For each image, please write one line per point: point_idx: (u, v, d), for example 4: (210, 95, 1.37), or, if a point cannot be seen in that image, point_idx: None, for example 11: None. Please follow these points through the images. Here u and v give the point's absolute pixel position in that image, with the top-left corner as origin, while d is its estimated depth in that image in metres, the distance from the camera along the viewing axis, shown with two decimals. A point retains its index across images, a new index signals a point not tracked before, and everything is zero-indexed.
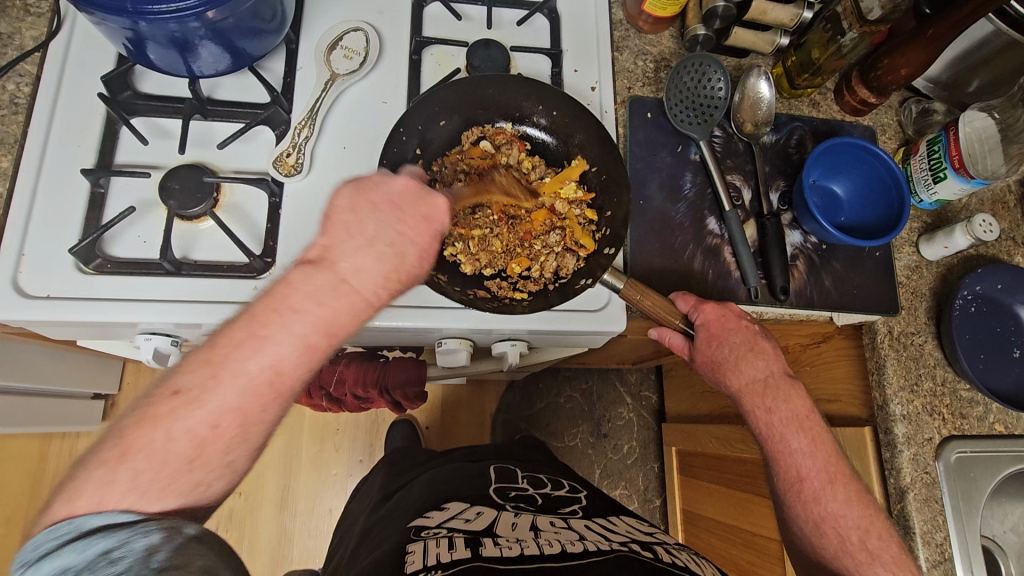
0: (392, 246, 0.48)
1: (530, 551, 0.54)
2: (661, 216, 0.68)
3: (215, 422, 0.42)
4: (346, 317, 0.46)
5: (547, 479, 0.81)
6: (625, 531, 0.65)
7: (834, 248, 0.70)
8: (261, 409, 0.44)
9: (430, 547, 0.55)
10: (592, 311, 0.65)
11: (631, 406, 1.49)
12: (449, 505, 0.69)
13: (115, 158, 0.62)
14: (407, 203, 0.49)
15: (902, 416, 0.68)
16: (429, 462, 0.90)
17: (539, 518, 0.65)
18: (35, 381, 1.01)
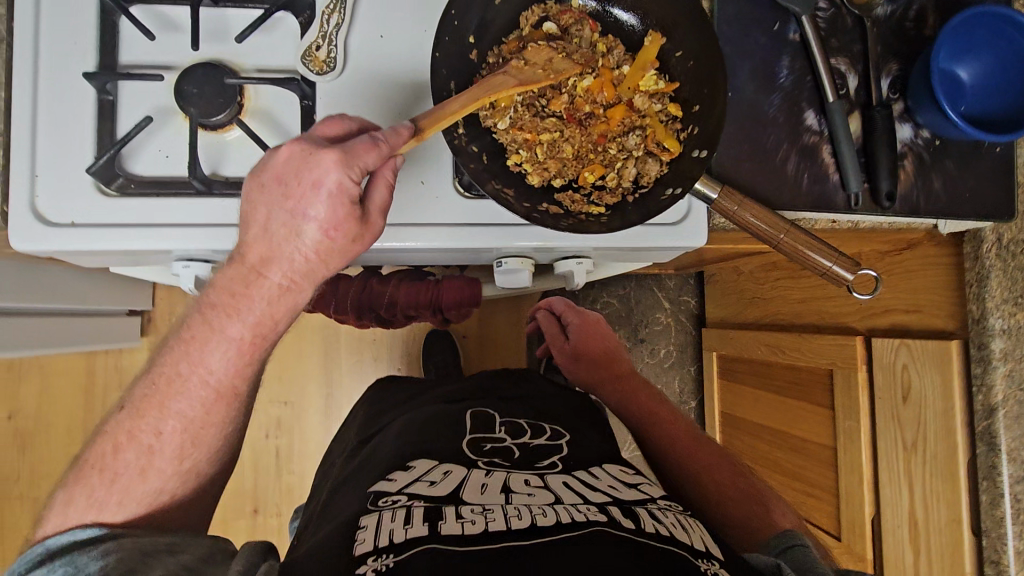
0: (285, 228, 0.47)
1: (497, 526, 0.51)
2: (751, 111, 0.59)
3: (160, 432, 0.51)
4: (273, 308, 0.50)
5: (526, 424, 0.78)
6: (608, 486, 0.63)
7: (947, 144, 0.61)
8: (206, 417, 0.53)
9: (385, 522, 0.52)
10: (670, 225, 0.59)
11: (669, 310, 1.45)
12: (415, 463, 0.66)
13: (119, 58, 0.53)
14: (290, 173, 0.46)
15: (1001, 331, 0.63)
16: (403, 405, 0.88)
17: (514, 476, 0.64)
18: (66, 302, 0.98)
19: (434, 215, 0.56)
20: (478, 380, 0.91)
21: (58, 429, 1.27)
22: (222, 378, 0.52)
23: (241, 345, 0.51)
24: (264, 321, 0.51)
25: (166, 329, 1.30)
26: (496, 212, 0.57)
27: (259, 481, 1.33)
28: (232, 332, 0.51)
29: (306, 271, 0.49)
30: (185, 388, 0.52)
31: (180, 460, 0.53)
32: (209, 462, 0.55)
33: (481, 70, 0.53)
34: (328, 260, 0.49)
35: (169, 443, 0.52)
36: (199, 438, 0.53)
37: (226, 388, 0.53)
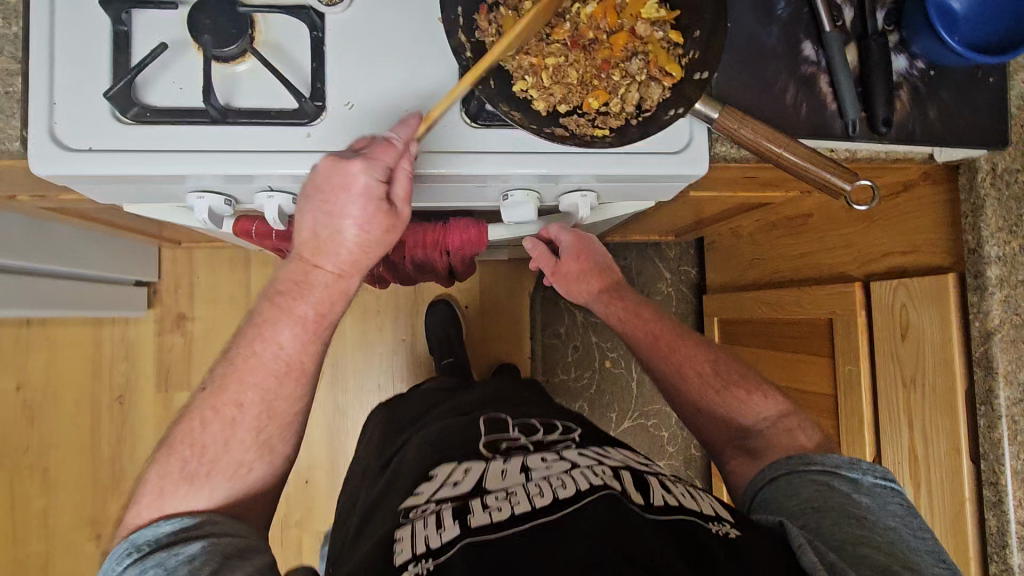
0: (328, 230, 0.55)
1: (523, 509, 0.57)
2: (750, 42, 0.60)
3: (240, 404, 0.58)
4: (329, 288, 0.59)
5: (538, 424, 0.80)
6: (620, 460, 0.69)
7: (942, 75, 0.62)
8: (283, 390, 0.59)
9: (419, 529, 0.57)
10: (672, 153, 0.60)
11: (671, 282, 1.46)
12: (437, 470, 0.69)
13: None
14: (322, 186, 0.52)
15: (996, 258, 0.65)
16: (414, 424, 0.90)
17: (530, 458, 0.68)
18: (74, 266, 1.00)
19: (443, 143, 0.57)
20: (489, 394, 0.94)
21: (68, 401, 1.29)
22: (291, 352, 0.59)
23: (304, 322, 0.59)
24: (318, 305, 0.59)
25: (173, 301, 1.31)
26: (501, 141, 0.58)
27: None
28: (298, 312, 0.58)
29: (354, 260, 0.58)
30: (259, 373, 0.58)
31: (258, 431, 0.59)
32: (285, 433, 0.61)
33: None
34: (371, 248, 0.57)
35: (248, 415, 0.58)
36: (274, 409, 0.59)
37: (297, 364, 0.60)
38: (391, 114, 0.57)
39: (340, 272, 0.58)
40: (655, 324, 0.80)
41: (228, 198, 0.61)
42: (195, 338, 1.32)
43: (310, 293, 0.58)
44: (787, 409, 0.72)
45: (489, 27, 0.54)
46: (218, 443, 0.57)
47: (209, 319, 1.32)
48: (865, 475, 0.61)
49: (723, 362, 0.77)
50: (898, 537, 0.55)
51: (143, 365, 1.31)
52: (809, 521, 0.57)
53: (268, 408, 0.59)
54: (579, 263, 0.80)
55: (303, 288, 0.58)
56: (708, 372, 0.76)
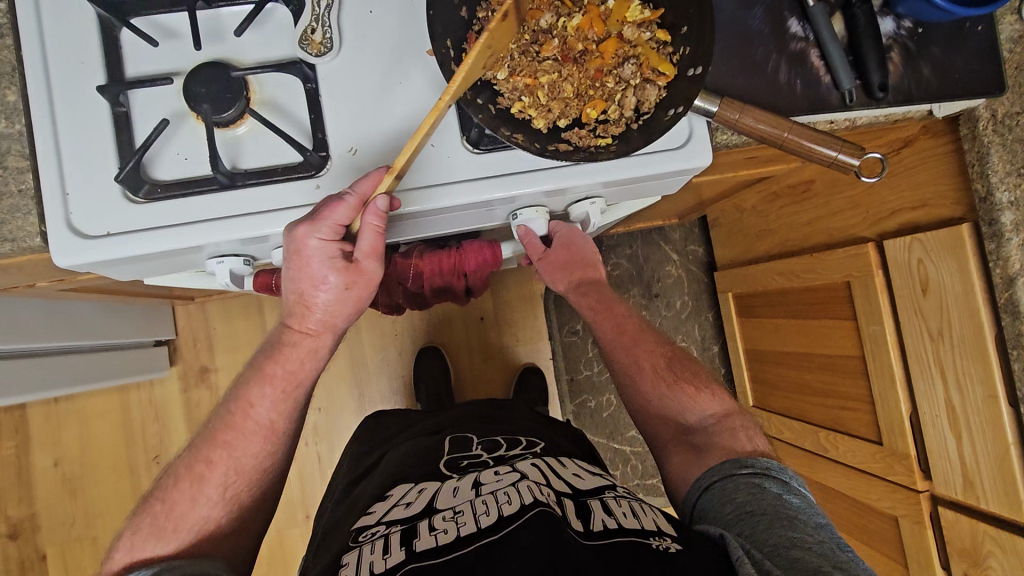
0: (299, 293, 0.60)
1: (468, 529, 0.58)
2: (736, 27, 0.61)
3: (210, 461, 0.62)
4: (303, 348, 0.63)
5: (502, 441, 0.83)
6: (573, 474, 0.70)
7: (930, 31, 0.62)
8: (252, 449, 0.63)
9: (365, 555, 0.58)
10: (675, 149, 0.60)
11: (679, 263, 1.47)
12: (393, 491, 0.71)
13: (125, 70, 0.55)
14: (285, 252, 0.56)
15: (1009, 203, 0.65)
16: (394, 437, 0.92)
17: (482, 473, 0.70)
18: (98, 337, 1.01)
19: (452, 174, 0.58)
20: (480, 412, 0.94)
21: (107, 467, 1.30)
22: (263, 415, 0.63)
23: (277, 386, 0.63)
24: (297, 365, 0.63)
25: (194, 355, 1.32)
26: (507, 163, 0.59)
27: (307, 487, 1.36)
28: (271, 374, 0.63)
29: (326, 318, 0.62)
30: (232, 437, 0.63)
31: (224, 489, 0.62)
32: (263, 476, 0.65)
33: (473, 25, 0.54)
34: (342, 303, 0.61)
35: (215, 474, 0.62)
36: (241, 470, 0.63)
37: (268, 425, 0.64)
38: (395, 151, 0.57)
39: (318, 327, 0.63)
40: (624, 323, 0.74)
41: (246, 258, 0.61)
42: (220, 388, 1.33)
43: (287, 355, 0.63)
44: (731, 408, 0.71)
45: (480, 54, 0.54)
46: (188, 501, 0.61)
47: (231, 368, 1.33)
48: (792, 479, 0.62)
49: (679, 361, 0.74)
50: (826, 535, 0.54)
51: (173, 422, 1.32)
52: (747, 528, 0.56)
53: (238, 469, 0.63)
54: (571, 260, 0.70)
55: (286, 351, 0.63)
56: (666, 373, 0.73)
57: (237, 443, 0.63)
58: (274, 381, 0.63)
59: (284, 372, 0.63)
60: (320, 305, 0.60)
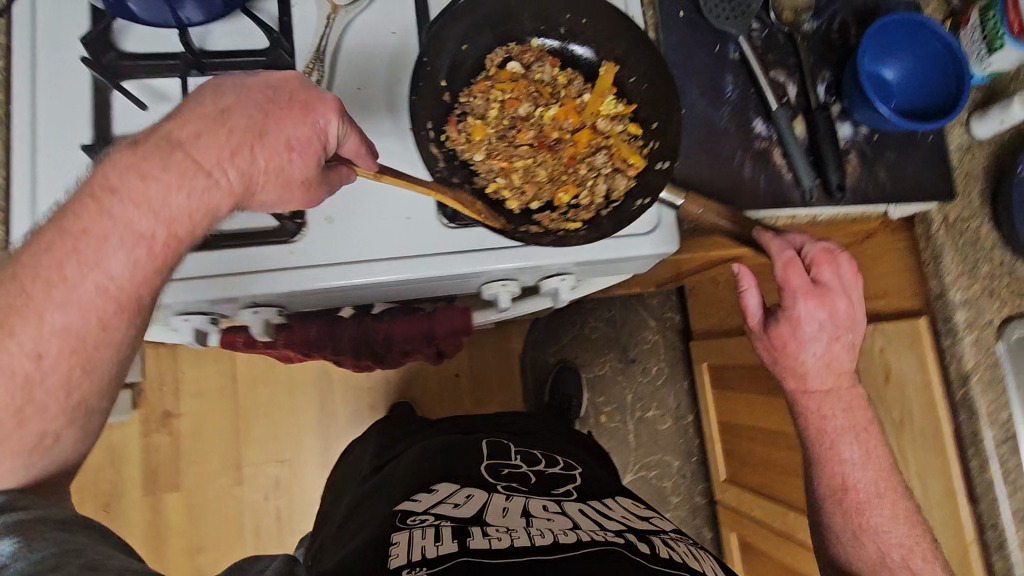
0: (247, 120, 0.46)
1: (521, 543, 0.58)
2: (706, 124, 0.64)
3: (39, 351, 0.40)
4: (201, 212, 0.45)
5: (541, 457, 0.83)
6: (622, 517, 0.69)
7: (886, 137, 0.67)
8: (96, 339, 0.42)
9: (416, 539, 0.59)
10: (643, 234, 0.63)
11: (656, 328, 1.49)
12: (438, 486, 0.72)
13: (114, 129, 0.56)
14: (282, 93, 0.48)
15: (961, 302, 0.68)
16: (410, 440, 0.91)
17: (532, 502, 0.70)
18: None
19: (426, 246, 0.59)
20: (494, 424, 0.93)
21: None
22: (121, 284, 0.42)
23: (148, 239, 0.43)
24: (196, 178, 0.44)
25: (158, 397, 1.29)
26: (477, 240, 0.60)
27: (265, 544, 1.29)
28: (138, 224, 0.42)
29: (247, 180, 0.46)
30: (63, 243, 0.41)
31: (67, 392, 0.41)
32: (102, 398, 0.44)
33: (455, 109, 0.57)
34: (271, 188, 0.48)
35: (52, 373, 0.40)
36: (90, 363, 0.42)
37: (124, 292, 0.43)
38: (373, 222, 0.59)
39: (234, 187, 0.46)
40: (813, 346, 0.63)
41: (213, 316, 0.61)
42: (183, 435, 1.30)
43: (197, 150, 0.44)
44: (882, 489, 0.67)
45: (460, 135, 0.57)
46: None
47: (196, 415, 1.30)
48: None
49: (844, 396, 0.66)
50: None
51: (129, 467, 1.28)
52: None
53: (74, 329, 0.41)
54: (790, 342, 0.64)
55: (195, 130, 0.45)
56: (870, 422, 0.67)
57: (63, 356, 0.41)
58: (121, 189, 0.42)
59: (197, 127, 0.45)
60: (257, 153, 0.46)
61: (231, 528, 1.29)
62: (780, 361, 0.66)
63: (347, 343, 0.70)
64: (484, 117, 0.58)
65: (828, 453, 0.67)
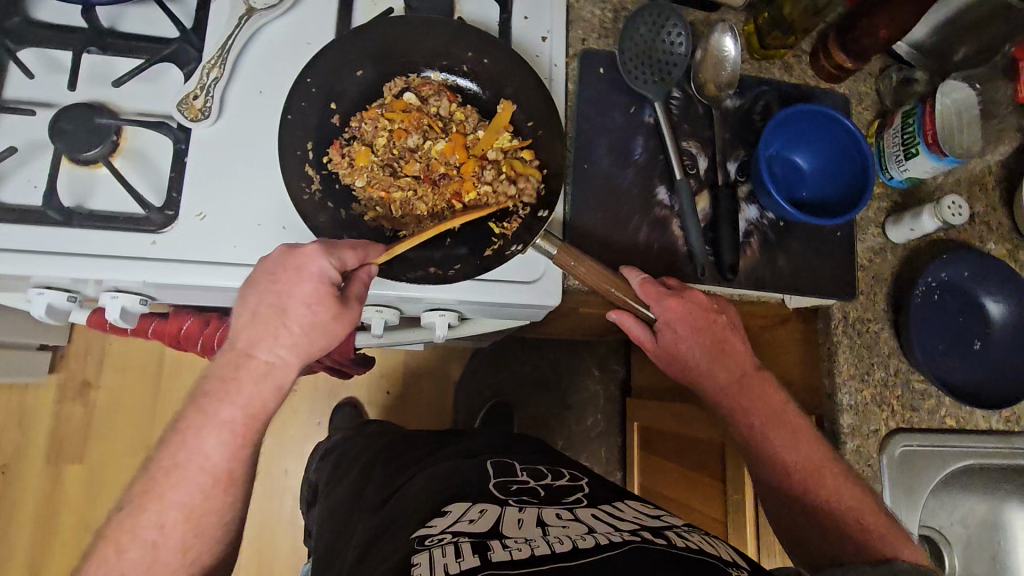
0: (271, 306, 0.49)
1: (541, 551, 0.43)
2: (607, 184, 0.63)
3: (187, 497, 0.48)
4: (261, 393, 0.50)
5: (547, 470, 0.68)
6: (634, 517, 0.53)
7: (792, 225, 0.66)
8: (220, 495, 0.49)
9: (438, 558, 0.44)
10: (525, 284, 0.61)
11: (599, 379, 1.39)
12: (449, 508, 0.56)
13: (1, 92, 0.56)
14: (275, 266, 0.49)
15: (849, 406, 0.65)
16: (419, 456, 0.73)
17: (545, 511, 0.54)
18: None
19: None
20: (505, 447, 0.75)
21: None
22: (171, 539, 0.48)
23: (232, 423, 0.50)
24: (252, 353, 0.49)
25: (80, 366, 1.23)
26: None
27: None
28: (226, 416, 0.49)
29: (289, 340, 0.49)
30: (195, 417, 0.49)
31: (188, 512, 0.48)
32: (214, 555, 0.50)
33: (343, 133, 0.59)
34: (300, 336, 0.50)
35: (172, 536, 0.48)
36: (201, 527, 0.49)
37: (216, 466, 0.49)
38: (240, 226, 0.57)
39: (276, 362, 0.50)
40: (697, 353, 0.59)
41: (73, 295, 0.59)
42: (97, 407, 1.23)
43: (261, 353, 0.50)
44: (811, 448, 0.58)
45: (342, 159, 0.58)
46: (109, 552, 0.46)
47: (115, 389, 1.23)
48: None
49: (754, 385, 0.60)
50: None
51: (34, 434, 1.20)
52: None
53: (210, 459, 0.49)
54: (685, 337, 0.59)
55: (251, 337, 0.50)
56: (779, 417, 0.59)
57: (183, 516, 0.48)
58: (236, 397, 0.49)
59: (250, 336, 0.50)
60: (287, 323, 0.49)
61: None
62: (693, 378, 0.61)
63: None
64: (371, 144, 0.59)
65: (758, 449, 0.59)
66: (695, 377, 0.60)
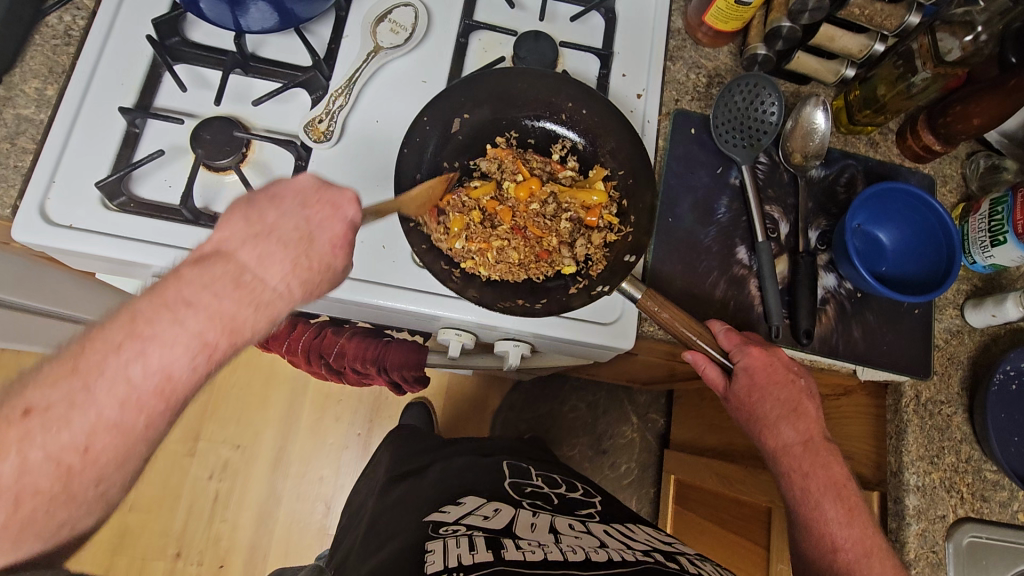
0: (300, 232, 0.46)
1: (556, 556, 0.51)
2: (689, 239, 0.66)
3: (96, 433, 0.38)
4: (247, 313, 0.43)
5: (559, 479, 0.77)
6: (647, 539, 0.61)
7: (869, 298, 0.67)
8: None
9: (451, 547, 0.53)
10: (603, 324, 0.63)
11: (637, 427, 1.33)
12: (465, 500, 0.66)
13: (154, 101, 0.63)
14: (312, 194, 0.48)
15: (916, 488, 0.63)
16: (434, 456, 0.84)
17: (559, 520, 0.62)
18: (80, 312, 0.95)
19: (391, 277, 0.62)
20: (525, 450, 0.89)
21: None
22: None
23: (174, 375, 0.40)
24: (241, 269, 0.44)
25: None
26: (436, 285, 0.62)
27: (189, 529, 1.19)
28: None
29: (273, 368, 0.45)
30: (157, 317, 0.40)
31: None
32: None
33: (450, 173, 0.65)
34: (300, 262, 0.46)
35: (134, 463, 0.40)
36: None
37: (175, 389, 0.40)
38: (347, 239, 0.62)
39: (281, 289, 0.45)
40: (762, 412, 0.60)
41: None
42: None
43: (265, 275, 0.44)
44: (864, 526, 0.56)
45: (438, 227, 0.61)
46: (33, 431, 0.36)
47: None
48: None
49: (821, 453, 0.59)
50: None
51: None
52: None
53: (172, 376, 0.40)
54: (758, 395, 0.59)
55: (255, 253, 0.44)
56: (836, 492, 0.57)
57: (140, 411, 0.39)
58: (195, 303, 0.41)
59: (253, 250, 0.44)
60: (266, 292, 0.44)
61: (167, 499, 1.20)
62: (758, 431, 0.61)
63: (301, 345, 0.75)
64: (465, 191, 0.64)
65: (809, 514, 0.58)
66: (761, 430, 0.61)
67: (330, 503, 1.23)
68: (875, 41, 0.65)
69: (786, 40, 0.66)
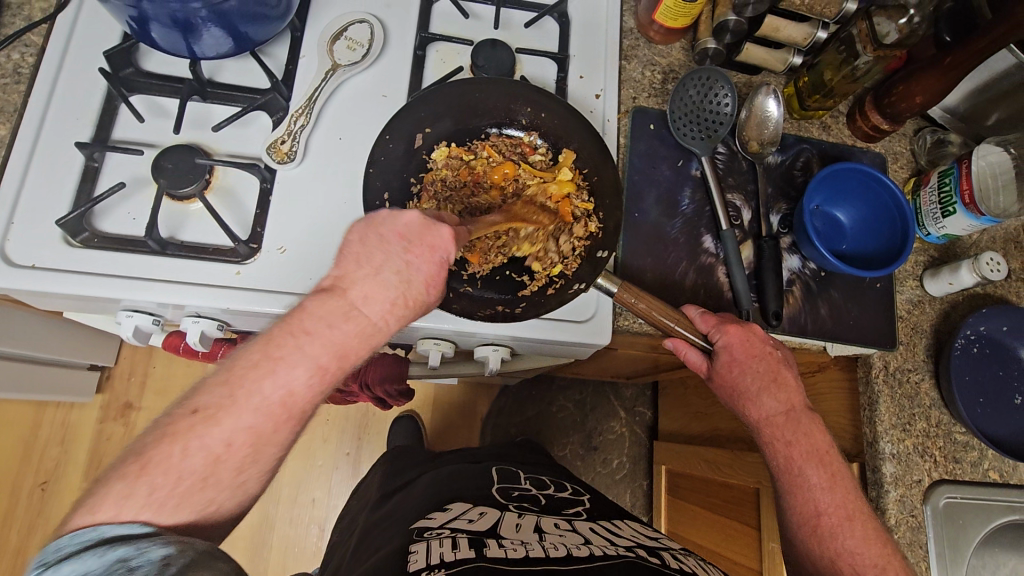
0: (399, 275, 0.47)
1: (537, 554, 0.52)
2: (656, 232, 0.67)
3: (229, 440, 0.43)
4: (353, 342, 0.46)
5: (550, 481, 0.77)
6: (632, 535, 0.62)
7: (833, 276, 0.69)
8: None
9: (435, 547, 0.54)
10: (579, 322, 0.64)
11: (625, 421, 1.34)
12: (451, 506, 0.66)
13: (112, 133, 0.63)
14: (414, 232, 0.48)
15: (891, 455, 0.65)
16: (426, 466, 0.85)
17: (544, 520, 0.62)
18: (51, 352, 0.93)
19: None
20: (516, 454, 0.89)
21: None
22: (299, 399, 0.45)
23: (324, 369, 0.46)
24: (351, 301, 0.46)
25: (124, 387, 1.20)
26: None
27: None
28: (293, 358, 0.44)
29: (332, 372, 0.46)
30: (288, 345, 0.45)
31: None
32: None
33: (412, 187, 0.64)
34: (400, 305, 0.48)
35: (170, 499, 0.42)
36: None
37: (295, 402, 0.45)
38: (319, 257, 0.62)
39: (380, 324, 0.47)
40: (743, 386, 0.61)
41: (157, 317, 0.64)
42: (137, 429, 1.19)
43: (368, 311, 0.46)
44: (846, 491, 0.58)
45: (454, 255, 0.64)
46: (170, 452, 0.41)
47: (156, 412, 1.19)
48: None
49: (802, 422, 0.60)
50: None
51: (76, 452, 1.17)
52: None
53: (293, 391, 0.45)
54: (739, 371, 0.60)
55: (365, 294, 0.46)
56: (818, 458, 0.59)
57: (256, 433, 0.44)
58: (315, 331, 0.45)
59: (364, 291, 0.46)
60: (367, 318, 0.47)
61: None
62: (740, 404, 0.62)
63: None
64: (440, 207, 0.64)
65: (792, 481, 0.59)
66: (744, 404, 0.61)
67: (324, 523, 1.22)
68: (817, 29, 0.67)
69: (733, 33, 0.67)
